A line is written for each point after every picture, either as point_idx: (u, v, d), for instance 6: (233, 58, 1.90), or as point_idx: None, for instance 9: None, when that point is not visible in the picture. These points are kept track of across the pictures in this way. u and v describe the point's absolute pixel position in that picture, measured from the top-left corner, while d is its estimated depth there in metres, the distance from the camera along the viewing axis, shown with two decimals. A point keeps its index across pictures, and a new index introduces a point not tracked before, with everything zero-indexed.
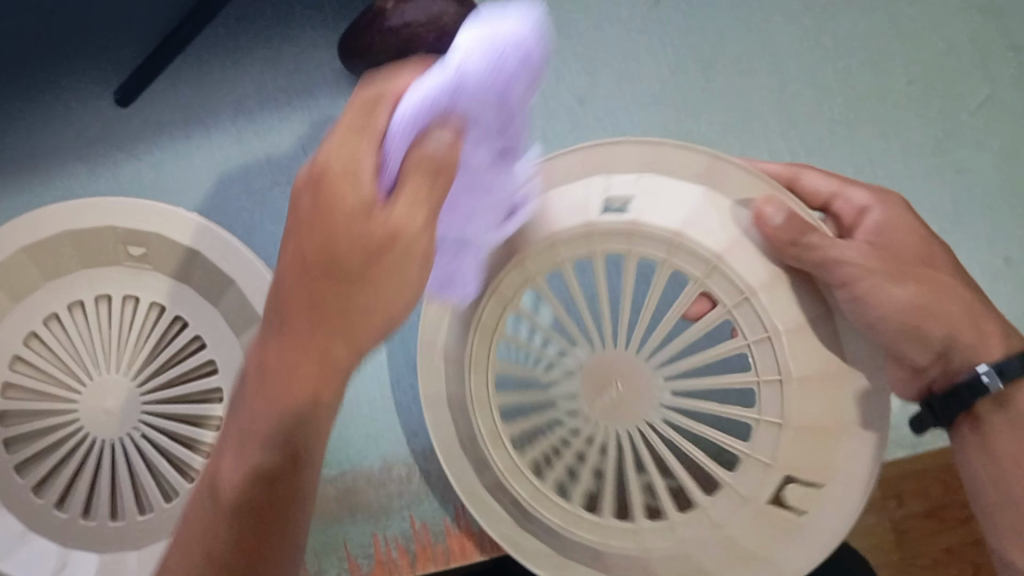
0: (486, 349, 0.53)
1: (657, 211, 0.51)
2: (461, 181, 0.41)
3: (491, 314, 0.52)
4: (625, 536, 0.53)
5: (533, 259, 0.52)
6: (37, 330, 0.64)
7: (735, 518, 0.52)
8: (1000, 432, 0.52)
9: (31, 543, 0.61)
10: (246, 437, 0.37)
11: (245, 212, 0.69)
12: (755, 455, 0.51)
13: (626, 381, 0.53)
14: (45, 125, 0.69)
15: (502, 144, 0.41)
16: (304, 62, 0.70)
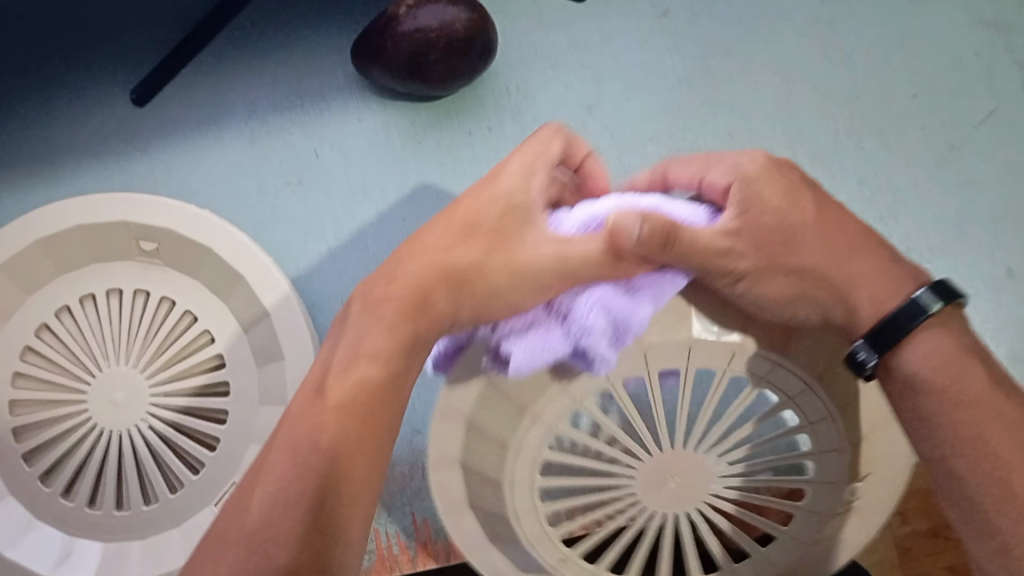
0: (540, 439, 0.53)
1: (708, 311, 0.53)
2: (599, 289, 0.50)
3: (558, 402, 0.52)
4: None
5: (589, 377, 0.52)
6: (47, 322, 0.66)
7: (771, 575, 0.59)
8: (903, 396, 0.49)
9: (38, 530, 0.63)
10: (344, 412, 0.45)
11: (258, 213, 0.72)
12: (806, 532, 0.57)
13: (690, 482, 0.55)
14: (64, 124, 0.72)
15: (645, 292, 0.49)
16: (326, 70, 0.74)
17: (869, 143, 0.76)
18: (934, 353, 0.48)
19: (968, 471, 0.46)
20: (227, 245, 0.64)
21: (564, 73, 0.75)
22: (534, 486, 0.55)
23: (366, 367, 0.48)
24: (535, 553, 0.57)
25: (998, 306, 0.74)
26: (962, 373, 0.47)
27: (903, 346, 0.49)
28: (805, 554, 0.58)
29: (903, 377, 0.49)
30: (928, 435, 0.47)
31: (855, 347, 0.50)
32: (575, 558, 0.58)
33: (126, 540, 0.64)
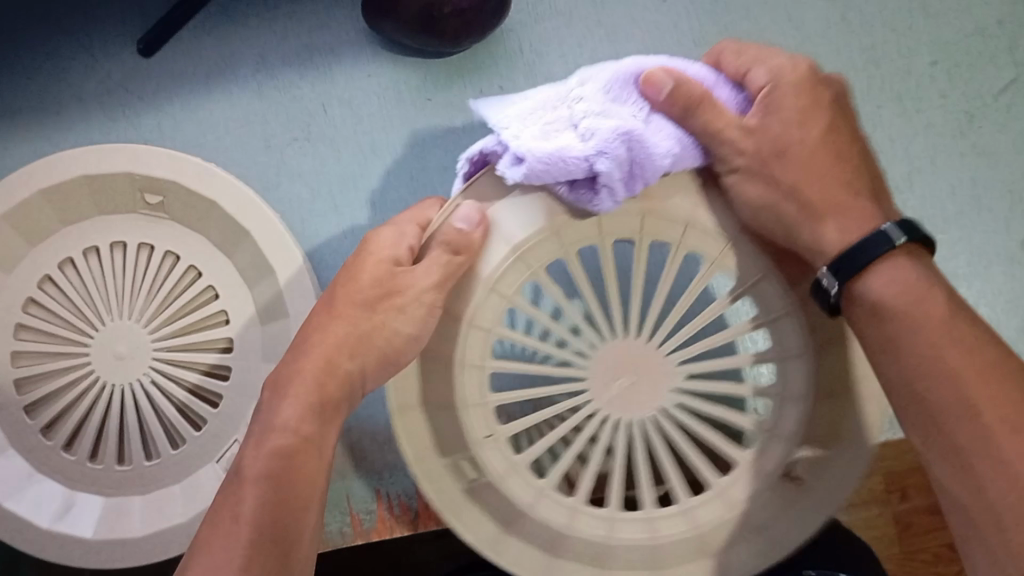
0: (494, 314, 0.52)
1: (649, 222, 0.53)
2: (632, 136, 0.47)
3: (514, 275, 0.52)
4: (640, 525, 0.55)
5: (535, 251, 0.51)
6: (51, 274, 0.65)
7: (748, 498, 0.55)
8: (864, 322, 0.48)
9: (40, 484, 0.63)
10: (283, 468, 0.48)
11: (266, 168, 0.71)
12: (773, 434, 0.55)
13: (642, 374, 0.54)
14: (69, 75, 0.71)
15: (672, 147, 0.49)
16: (337, 23, 0.72)
17: (886, 110, 0.75)
18: (897, 278, 0.48)
19: (934, 402, 0.46)
20: (235, 201, 0.63)
21: (578, 31, 0.74)
22: (484, 372, 0.53)
23: (283, 434, 0.49)
24: (484, 455, 0.54)
25: (1010, 280, 0.74)
26: (928, 302, 0.47)
27: (867, 273, 0.48)
28: (767, 468, 0.55)
29: (863, 299, 0.48)
30: (889, 360, 0.48)
31: (821, 275, 0.49)
32: (523, 470, 0.54)
33: (128, 495, 0.64)
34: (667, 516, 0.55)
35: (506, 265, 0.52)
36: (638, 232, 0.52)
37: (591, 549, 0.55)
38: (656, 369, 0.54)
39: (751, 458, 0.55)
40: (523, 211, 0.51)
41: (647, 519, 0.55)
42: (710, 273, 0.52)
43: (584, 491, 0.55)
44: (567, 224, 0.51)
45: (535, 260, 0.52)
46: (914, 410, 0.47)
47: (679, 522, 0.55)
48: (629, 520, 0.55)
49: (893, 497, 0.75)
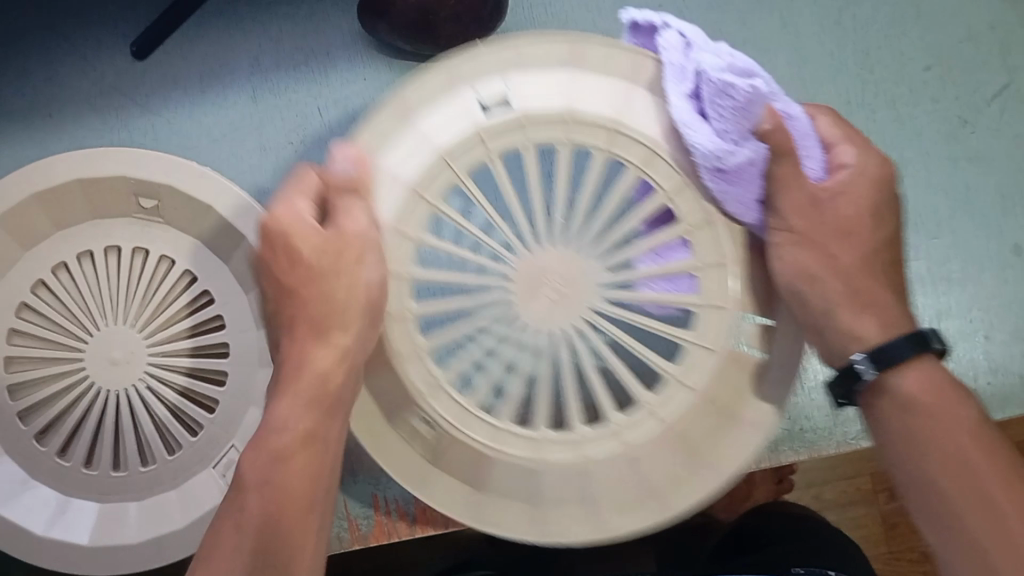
0: (415, 222, 0.51)
1: (591, 101, 0.51)
2: (748, 162, 0.51)
3: (438, 185, 0.51)
4: (564, 446, 0.52)
5: (455, 155, 0.51)
6: (44, 279, 0.64)
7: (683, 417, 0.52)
8: (891, 417, 0.51)
9: (33, 489, 0.63)
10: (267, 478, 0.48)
11: (259, 171, 0.71)
12: (697, 348, 0.52)
13: (563, 278, 0.51)
14: (62, 75, 0.71)
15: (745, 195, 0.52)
16: (333, 25, 0.72)
17: (881, 115, 0.75)
18: (930, 382, 0.51)
19: (952, 492, 0.48)
20: (215, 190, 0.62)
21: None
22: (401, 281, 0.52)
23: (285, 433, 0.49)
24: (403, 375, 0.52)
25: (1005, 283, 0.74)
26: (952, 401, 0.50)
27: (900, 367, 0.51)
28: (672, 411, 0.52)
29: (891, 393, 0.51)
30: (911, 453, 0.50)
31: (855, 358, 0.51)
32: (445, 384, 0.52)
33: (123, 501, 0.63)
34: (627, 426, 0.52)
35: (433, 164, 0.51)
36: (631, 160, 0.52)
37: (469, 468, 0.53)
38: (579, 277, 0.51)
39: (658, 402, 0.52)
40: (411, 155, 0.51)
41: (534, 442, 0.52)
42: (641, 167, 0.52)
43: (508, 413, 0.53)
44: (626, 130, 0.51)
45: (428, 195, 0.51)
46: (930, 498, 0.50)
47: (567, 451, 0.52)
48: (515, 437, 0.52)
49: (880, 496, 0.78)
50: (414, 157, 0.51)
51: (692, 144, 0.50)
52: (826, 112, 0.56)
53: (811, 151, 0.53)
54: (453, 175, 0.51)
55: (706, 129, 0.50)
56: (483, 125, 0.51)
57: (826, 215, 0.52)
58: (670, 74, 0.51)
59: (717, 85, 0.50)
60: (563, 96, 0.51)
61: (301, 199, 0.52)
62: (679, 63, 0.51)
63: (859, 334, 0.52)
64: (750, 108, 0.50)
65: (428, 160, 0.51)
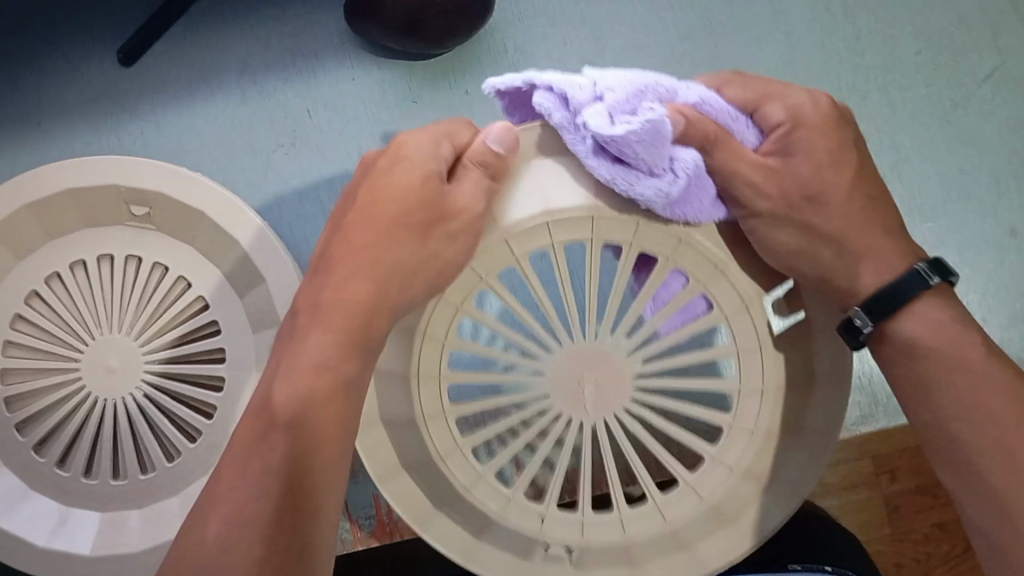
0: (445, 325, 0.52)
1: (563, 189, 0.50)
2: (689, 179, 0.48)
3: (458, 288, 0.52)
4: (572, 527, 0.55)
5: (486, 255, 0.52)
6: (38, 289, 0.64)
7: (686, 504, 0.54)
8: (896, 362, 0.52)
9: (33, 501, 0.63)
10: (295, 421, 0.46)
11: (253, 175, 0.71)
12: (720, 457, 0.54)
13: (597, 373, 0.52)
14: (50, 83, 0.70)
15: (698, 206, 0.50)
16: (320, 26, 0.72)
17: (872, 100, 0.75)
18: (938, 318, 0.51)
19: (966, 438, 0.50)
20: (205, 194, 0.62)
21: (562, 29, 0.74)
22: (443, 349, 0.52)
23: (320, 375, 0.47)
24: (426, 434, 0.53)
25: (999, 266, 0.74)
26: (961, 344, 0.51)
27: (899, 316, 0.51)
28: (705, 494, 0.54)
29: (895, 342, 0.52)
30: (921, 400, 0.51)
31: (852, 315, 0.51)
32: (465, 453, 0.54)
33: (123, 509, 0.63)
34: (634, 521, 0.54)
35: (492, 244, 0.51)
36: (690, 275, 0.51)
37: (517, 542, 0.55)
38: (614, 369, 0.52)
39: (693, 481, 0.54)
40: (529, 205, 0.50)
41: (581, 526, 0.55)
42: (670, 258, 0.51)
43: (521, 486, 0.54)
44: (603, 213, 0.50)
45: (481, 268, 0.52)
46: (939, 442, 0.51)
47: (611, 530, 0.55)
48: (526, 509, 0.54)
49: (882, 479, 0.78)
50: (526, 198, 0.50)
51: (637, 196, 0.48)
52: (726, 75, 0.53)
53: (727, 110, 0.52)
54: (482, 282, 0.52)
55: (637, 180, 0.48)
56: (555, 214, 0.50)
57: (804, 176, 0.51)
58: (570, 139, 0.48)
59: (617, 146, 0.47)
60: (538, 203, 0.50)
61: (424, 150, 0.51)
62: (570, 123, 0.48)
63: (855, 289, 0.52)
64: (656, 138, 0.46)
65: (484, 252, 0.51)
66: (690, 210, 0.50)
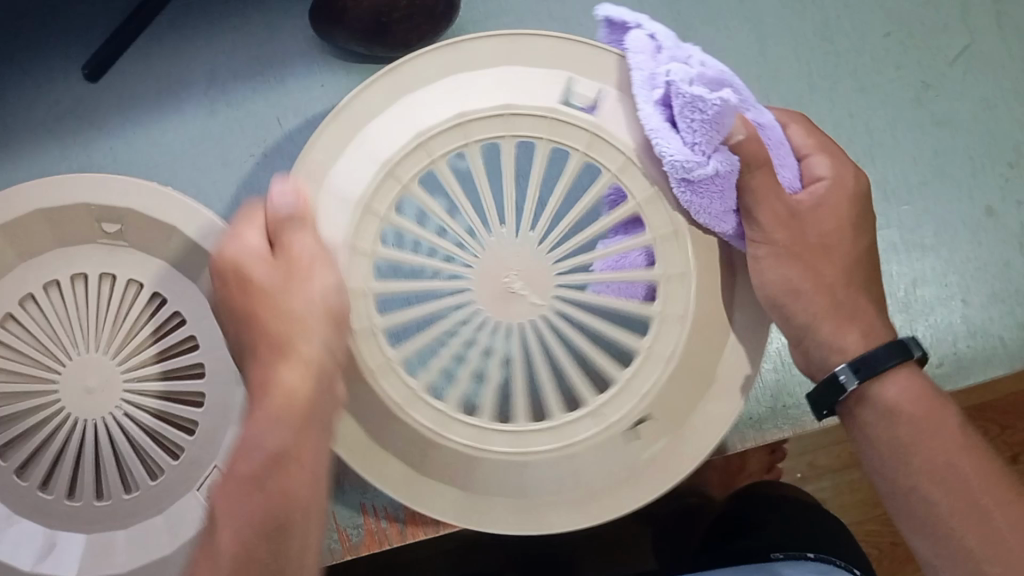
0: (374, 233, 0.53)
1: (529, 95, 0.53)
2: (719, 173, 0.51)
3: (381, 198, 0.52)
4: (519, 451, 0.54)
5: (399, 165, 0.52)
6: (13, 312, 0.63)
7: (606, 446, 0.54)
8: (873, 425, 0.54)
9: (18, 525, 0.62)
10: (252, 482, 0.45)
11: (224, 186, 0.70)
12: (652, 351, 0.53)
13: (524, 278, 0.53)
14: (14, 102, 0.69)
15: (717, 204, 0.52)
16: (287, 34, 0.72)
17: (844, 86, 0.75)
18: (911, 385, 0.54)
19: (938, 495, 0.52)
20: (169, 205, 0.62)
21: (530, 25, 0.73)
22: (370, 296, 0.53)
23: (270, 437, 0.46)
24: (380, 388, 0.53)
25: (978, 247, 0.74)
26: (933, 407, 0.54)
27: (881, 379, 0.54)
28: (644, 389, 0.54)
29: (874, 404, 0.55)
30: (893, 457, 0.54)
31: (838, 370, 0.55)
32: (397, 368, 0.53)
33: (109, 530, 0.62)
34: (573, 421, 0.54)
35: (362, 217, 0.52)
36: (607, 164, 0.53)
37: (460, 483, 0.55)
38: (542, 275, 0.53)
39: (603, 402, 0.54)
40: (396, 134, 0.53)
41: (515, 437, 0.54)
42: (589, 151, 0.53)
43: (487, 409, 0.55)
44: (521, 106, 0.52)
45: (400, 175, 0.52)
46: (911, 499, 0.54)
47: (554, 440, 0.54)
48: (465, 425, 0.54)
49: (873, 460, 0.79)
50: (387, 139, 0.53)
51: (664, 154, 0.51)
52: (796, 118, 0.58)
53: (785, 154, 0.55)
54: (385, 218, 0.53)
55: (683, 137, 0.51)
56: (425, 132, 0.52)
57: (807, 234, 0.55)
58: (641, 81, 0.52)
59: (685, 101, 0.50)
60: (452, 106, 0.53)
61: (250, 232, 0.52)
62: (647, 72, 0.52)
63: (842, 347, 0.55)
64: (718, 121, 0.49)
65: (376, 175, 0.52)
66: (698, 201, 0.52)
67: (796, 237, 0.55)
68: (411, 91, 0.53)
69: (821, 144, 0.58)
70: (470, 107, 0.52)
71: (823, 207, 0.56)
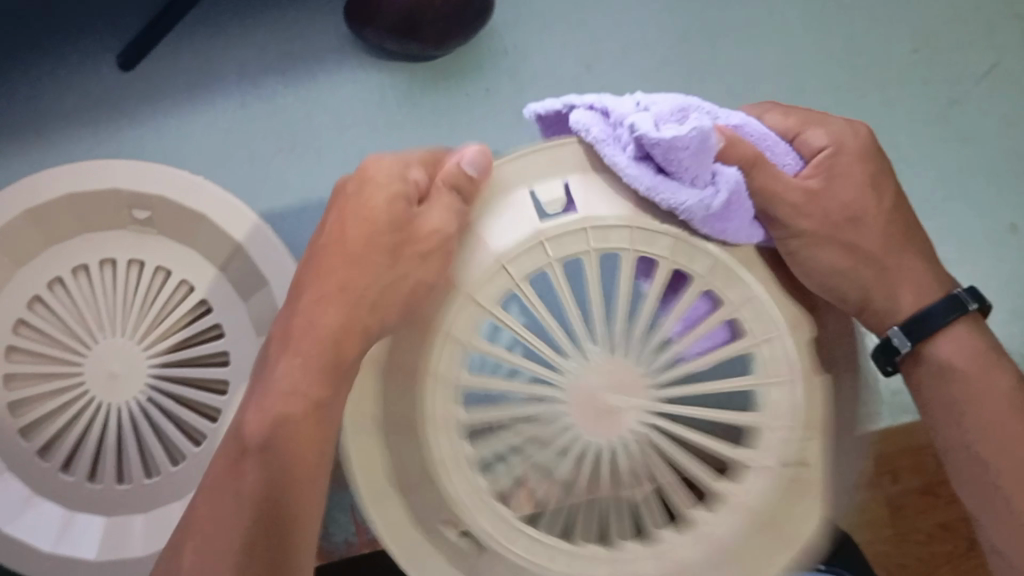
0: (466, 324, 0.47)
1: (586, 203, 0.48)
2: (730, 194, 0.47)
3: (496, 284, 0.47)
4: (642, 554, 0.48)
5: (479, 286, 0.47)
6: (41, 294, 0.64)
7: (752, 491, 0.48)
8: (931, 385, 0.53)
9: (37, 506, 0.62)
10: (262, 442, 0.46)
11: (254, 181, 0.71)
12: (763, 417, 0.48)
13: (616, 394, 0.47)
14: (46, 90, 0.70)
15: (737, 222, 0.48)
16: (318, 29, 0.72)
17: (869, 99, 0.75)
18: (968, 343, 0.53)
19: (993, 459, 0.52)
20: (199, 197, 0.62)
21: (561, 30, 0.74)
22: (458, 387, 0.47)
23: (287, 400, 0.46)
24: (451, 485, 0.47)
25: (999, 262, 0.75)
26: (990, 367, 0.53)
27: (934, 339, 0.53)
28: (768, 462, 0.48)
29: (930, 363, 0.53)
30: (948, 418, 0.53)
31: (889, 333, 0.53)
32: (471, 464, 0.47)
33: (128, 514, 0.63)
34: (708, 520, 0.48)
35: (487, 271, 0.47)
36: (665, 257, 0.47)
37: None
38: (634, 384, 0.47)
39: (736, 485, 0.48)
40: (509, 229, 0.48)
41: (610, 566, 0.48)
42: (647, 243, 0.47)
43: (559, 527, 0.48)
44: (598, 220, 0.47)
45: (510, 271, 0.47)
46: (966, 461, 0.53)
47: (691, 542, 0.48)
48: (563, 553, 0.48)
49: (884, 479, 0.78)
50: (505, 227, 0.48)
51: (676, 205, 0.46)
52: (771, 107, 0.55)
53: (770, 138, 0.52)
54: (515, 284, 0.47)
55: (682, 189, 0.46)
56: (544, 233, 0.47)
57: (842, 199, 0.52)
58: (603, 140, 0.48)
59: (664, 151, 0.45)
60: (522, 230, 0.47)
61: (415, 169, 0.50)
62: (604, 135, 0.48)
63: (897, 310, 0.53)
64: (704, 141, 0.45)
65: (486, 265, 0.47)
66: (731, 229, 0.48)
67: (822, 215, 0.51)
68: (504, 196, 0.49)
69: (808, 119, 0.54)
70: (600, 209, 0.47)
71: (835, 177, 0.52)
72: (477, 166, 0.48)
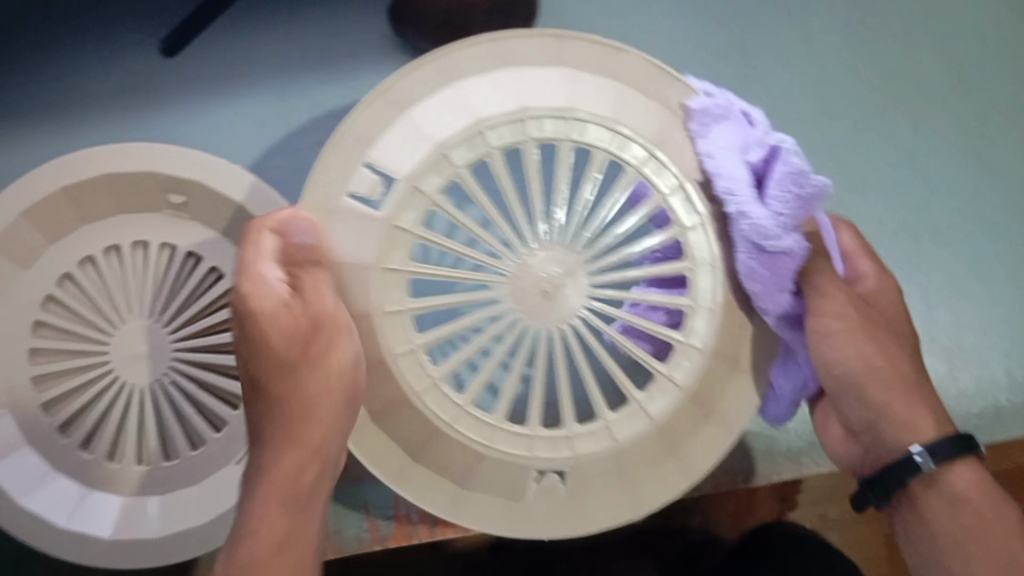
0: (416, 216, 0.51)
1: (522, 97, 0.52)
2: (788, 251, 0.52)
3: (431, 181, 0.51)
4: (559, 444, 0.54)
5: (423, 180, 0.51)
6: (71, 271, 0.65)
7: (660, 407, 0.53)
8: (938, 509, 0.54)
9: (54, 483, 0.63)
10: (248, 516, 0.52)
11: (288, 170, 0.71)
12: (688, 341, 0.53)
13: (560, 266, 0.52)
14: (92, 70, 0.71)
15: (776, 277, 0.52)
16: (361, 28, 0.72)
17: None
18: (980, 482, 0.54)
19: None
20: (239, 188, 0.62)
21: None
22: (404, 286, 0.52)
23: (267, 497, 0.52)
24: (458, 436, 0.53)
25: None
26: (998, 505, 0.53)
27: (951, 469, 0.54)
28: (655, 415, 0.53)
29: (944, 489, 0.54)
30: (950, 544, 0.53)
31: (912, 450, 0.53)
32: (442, 387, 0.53)
33: (144, 496, 0.63)
34: (614, 422, 0.54)
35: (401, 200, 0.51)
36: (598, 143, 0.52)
37: (503, 482, 0.54)
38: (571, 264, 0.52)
39: (643, 399, 0.53)
40: (440, 115, 0.51)
41: (568, 440, 0.54)
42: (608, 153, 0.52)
43: (502, 408, 0.54)
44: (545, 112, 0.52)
45: (403, 225, 0.51)
46: None
47: (600, 441, 0.54)
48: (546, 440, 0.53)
49: None
50: (428, 119, 0.51)
51: (743, 218, 0.51)
52: (848, 226, 0.62)
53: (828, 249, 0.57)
54: (429, 202, 0.51)
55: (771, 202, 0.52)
56: (443, 145, 0.51)
57: (887, 317, 0.58)
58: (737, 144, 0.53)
59: (786, 173, 0.52)
60: (484, 102, 0.52)
61: (269, 237, 0.52)
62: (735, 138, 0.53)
63: (915, 428, 0.54)
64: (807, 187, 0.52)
65: (397, 193, 0.51)
66: (758, 272, 0.52)
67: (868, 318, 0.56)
68: (435, 84, 0.52)
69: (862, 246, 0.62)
70: (504, 110, 0.51)
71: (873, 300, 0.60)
72: (311, 234, 0.50)
